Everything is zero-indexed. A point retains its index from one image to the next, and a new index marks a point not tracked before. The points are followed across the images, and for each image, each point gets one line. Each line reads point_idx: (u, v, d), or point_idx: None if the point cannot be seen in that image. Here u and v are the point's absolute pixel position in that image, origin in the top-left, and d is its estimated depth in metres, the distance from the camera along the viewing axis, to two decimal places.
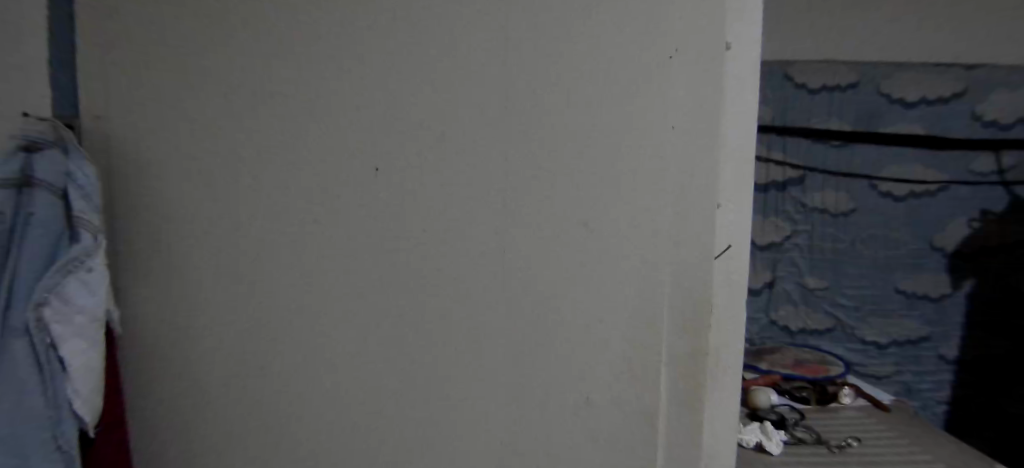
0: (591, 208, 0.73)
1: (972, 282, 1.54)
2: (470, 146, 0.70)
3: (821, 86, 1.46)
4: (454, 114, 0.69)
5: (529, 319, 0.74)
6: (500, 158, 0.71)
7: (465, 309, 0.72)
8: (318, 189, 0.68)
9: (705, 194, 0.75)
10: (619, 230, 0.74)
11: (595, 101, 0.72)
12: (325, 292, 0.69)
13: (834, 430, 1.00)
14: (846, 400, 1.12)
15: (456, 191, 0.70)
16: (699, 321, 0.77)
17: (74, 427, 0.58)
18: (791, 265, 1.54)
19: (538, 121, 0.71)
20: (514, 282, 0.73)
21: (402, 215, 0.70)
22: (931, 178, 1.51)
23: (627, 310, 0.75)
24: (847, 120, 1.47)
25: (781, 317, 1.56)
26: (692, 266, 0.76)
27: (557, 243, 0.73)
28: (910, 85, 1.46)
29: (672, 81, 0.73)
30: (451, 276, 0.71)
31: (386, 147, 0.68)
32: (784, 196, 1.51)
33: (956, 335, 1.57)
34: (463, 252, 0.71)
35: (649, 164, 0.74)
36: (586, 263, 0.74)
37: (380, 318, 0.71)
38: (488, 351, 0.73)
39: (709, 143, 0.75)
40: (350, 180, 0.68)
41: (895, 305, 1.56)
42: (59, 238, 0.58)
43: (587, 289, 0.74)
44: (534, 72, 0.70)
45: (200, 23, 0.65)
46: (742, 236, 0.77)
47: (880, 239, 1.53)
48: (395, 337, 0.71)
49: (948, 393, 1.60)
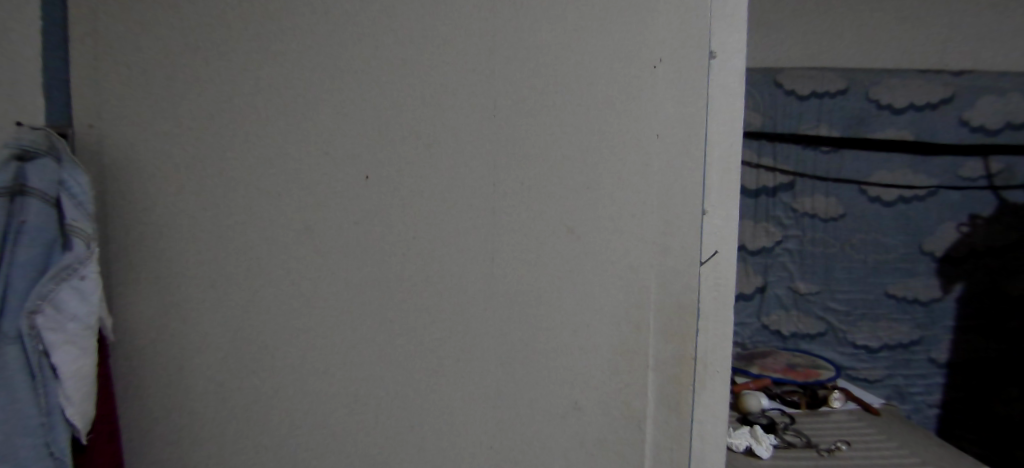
0: (580, 215, 0.74)
1: (961, 286, 1.56)
2: (459, 154, 0.71)
3: (810, 93, 1.48)
4: (444, 121, 0.70)
5: (519, 325, 0.74)
6: (489, 166, 0.72)
7: (455, 315, 0.73)
8: (309, 198, 0.69)
9: (692, 200, 0.76)
10: (607, 236, 0.75)
11: (582, 108, 0.73)
12: (316, 298, 0.70)
13: (824, 434, 1.00)
14: (836, 404, 1.12)
15: (447, 197, 0.71)
16: (687, 325, 0.77)
17: (67, 434, 0.59)
18: (782, 270, 1.56)
19: (527, 128, 0.72)
20: (503, 289, 0.74)
21: (393, 222, 0.70)
22: (920, 182, 1.52)
23: (615, 315, 0.76)
24: (836, 126, 1.49)
25: (773, 321, 1.57)
26: (679, 271, 0.77)
27: (546, 250, 0.74)
28: (897, 91, 1.48)
29: (658, 89, 0.74)
30: (442, 282, 0.72)
31: (376, 156, 0.69)
32: (775, 201, 1.53)
33: (946, 339, 1.59)
34: (453, 257, 0.72)
35: (635, 171, 0.75)
36: (576, 269, 0.75)
37: (371, 323, 0.71)
38: (478, 358, 0.74)
39: (695, 150, 0.76)
40: (340, 188, 0.69)
41: (885, 309, 1.57)
42: (52, 246, 0.58)
43: (577, 294, 0.75)
44: (522, 82, 0.72)
45: (193, 33, 0.66)
46: (730, 242, 0.78)
47: (870, 243, 1.55)
48: (386, 342, 0.72)
49: (939, 397, 1.62)
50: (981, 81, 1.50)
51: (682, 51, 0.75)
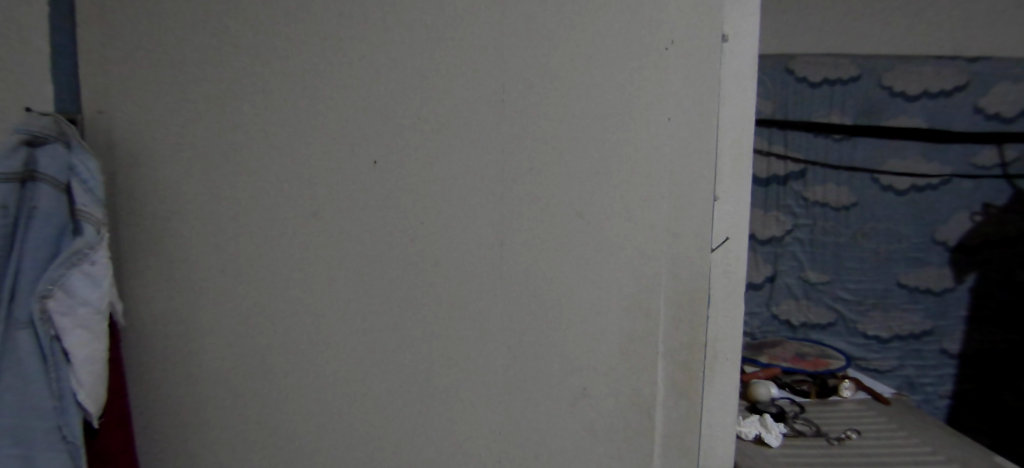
0: (589, 201, 0.73)
1: (974, 276, 1.54)
2: (467, 140, 0.70)
3: (822, 79, 1.46)
4: (451, 107, 0.70)
5: (528, 312, 0.74)
6: (497, 151, 0.71)
7: (463, 302, 0.72)
8: (318, 183, 0.68)
9: (702, 186, 0.75)
10: (616, 222, 0.74)
11: (592, 93, 0.72)
12: (324, 284, 0.70)
13: (835, 423, 0.99)
14: (846, 393, 1.11)
15: (454, 183, 0.71)
16: (696, 312, 0.77)
17: (79, 417, 0.59)
18: (792, 260, 1.54)
19: (535, 112, 0.71)
20: (511, 276, 0.73)
21: (401, 207, 0.70)
22: (933, 171, 1.50)
23: (624, 302, 0.76)
24: (847, 113, 1.47)
25: (782, 311, 1.56)
26: (688, 258, 0.76)
27: (555, 236, 0.73)
28: (912, 78, 1.46)
29: (669, 73, 0.73)
30: (450, 269, 0.72)
31: (384, 141, 0.69)
32: (785, 190, 1.51)
33: (958, 329, 1.57)
34: (461, 243, 0.72)
35: (644, 156, 0.74)
36: (584, 256, 0.74)
37: (379, 309, 0.71)
38: (487, 345, 0.74)
39: (705, 135, 0.75)
40: (349, 173, 0.69)
41: (897, 300, 1.55)
42: (62, 232, 0.59)
43: (586, 281, 0.75)
44: (530, 66, 0.71)
45: (199, 17, 0.65)
46: (740, 229, 0.77)
47: (882, 233, 1.53)
48: (394, 328, 0.72)
49: (950, 388, 1.60)
50: (998, 68, 1.46)
51: (694, 34, 0.73)
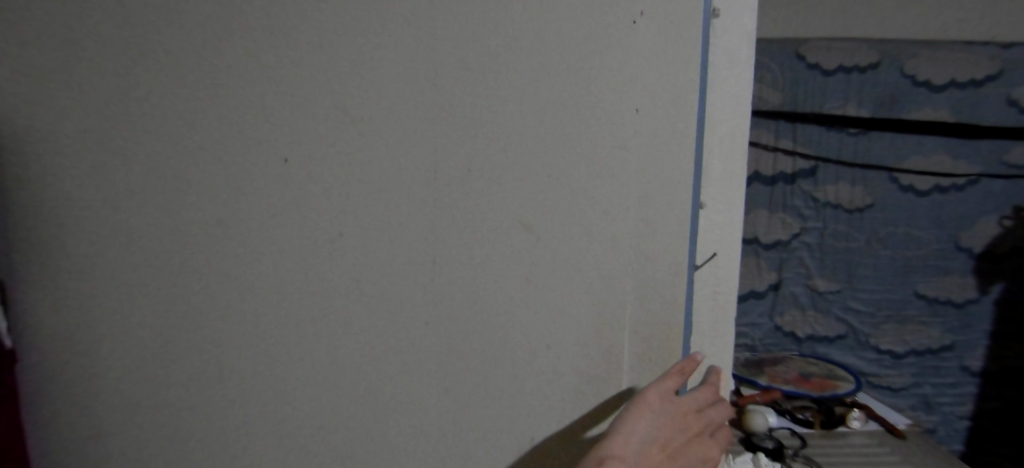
0: (542, 211, 0.60)
1: (1001, 287, 1.39)
2: (388, 130, 0.54)
3: (837, 66, 1.30)
4: (365, 87, 0.53)
5: (468, 346, 0.60)
6: (426, 147, 0.55)
7: (390, 335, 0.58)
8: (183, 185, 0.50)
9: (679, 194, 0.62)
10: (572, 238, 0.61)
11: (547, 74, 0.57)
12: (204, 319, 0.53)
13: (839, 461, 0.87)
14: (855, 424, 0.98)
15: (380, 184, 0.55)
16: (675, 344, 0.64)
17: None
18: (798, 266, 1.41)
19: (476, 96, 0.56)
20: (448, 302, 0.59)
21: (303, 219, 0.53)
22: (960, 169, 1.34)
23: (582, 333, 0.63)
24: (864, 105, 1.32)
25: (787, 322, 1.43)
26: (661, 281, 0.64)
27: (501, 253, 0.59)
28: (939, 65, 1.29)
29: (638, 54, 0.59)
30: (368, 297, 0.56)
31: (279, 129, 0.51)
32: (792, 189, 1.37)
33: (981, 345, 1.43)
34: (387, 261, 0.56)
35: (607, 158, 0.60)
36: (537, 278, 0.61)
37: (278, 350, 0.55)
38: (420, 388, 0.59)
39: (684, 133, 0.61)
40: (237, 170, 0.51)
41: (914, 312, 1.41)
42: None
43: (538, 308, 0.62)
44: (468, 35, 0.55)
45: None
46: (730, 241, 0.65)
47: (900, 238, 1.38)
48: (300, 370, 0.56)
49: (970, 408, 1.47)
50: None
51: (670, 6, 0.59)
